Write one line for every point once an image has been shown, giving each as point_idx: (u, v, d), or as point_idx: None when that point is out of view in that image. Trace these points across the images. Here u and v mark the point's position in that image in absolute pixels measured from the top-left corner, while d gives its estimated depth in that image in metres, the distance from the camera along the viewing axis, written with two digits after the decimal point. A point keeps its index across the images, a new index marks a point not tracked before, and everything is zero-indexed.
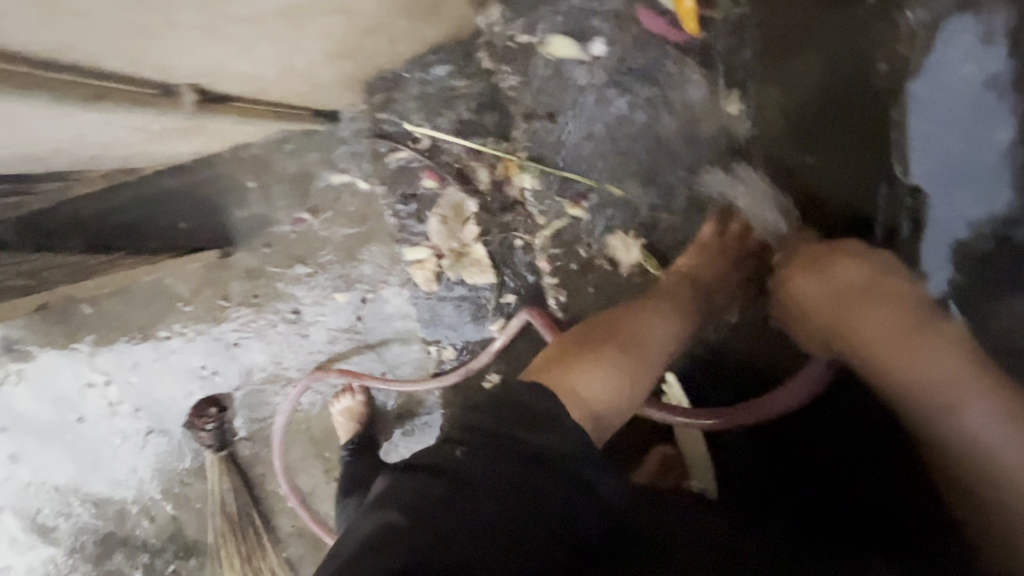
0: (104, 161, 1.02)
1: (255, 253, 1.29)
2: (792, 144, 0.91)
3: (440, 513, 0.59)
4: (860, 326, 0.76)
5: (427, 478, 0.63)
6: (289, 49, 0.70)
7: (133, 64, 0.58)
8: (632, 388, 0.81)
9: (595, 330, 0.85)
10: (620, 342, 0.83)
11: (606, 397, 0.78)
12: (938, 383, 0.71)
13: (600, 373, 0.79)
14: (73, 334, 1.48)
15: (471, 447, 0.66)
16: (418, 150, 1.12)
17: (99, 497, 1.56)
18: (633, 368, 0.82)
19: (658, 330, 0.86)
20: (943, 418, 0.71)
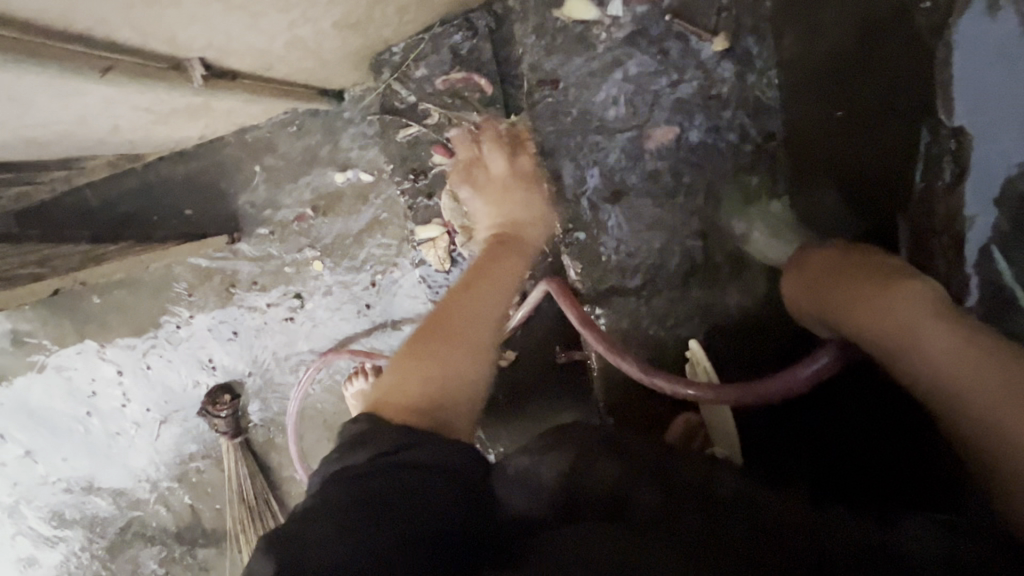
0: (108, 146, 1.01)
1: (262, 238, 1.29)
2: (820, 101, 0.89)
3: (311, 547, 0.52)
4: (827, 301, 0.72)
5: (303, 521, 0.55)
6: (299, 18, 0.69)
7: (143, 35, 0.57)
8: (452, 371, 0.78)
9: (422, 334, 0.81)
10: (447, 343, 0.79)
11: (424, 393, 0.75)
12: (896, 335, 0.63)
13: (411, 375, 0.77)
14: (81, 325, 1.47)
15: (332, 486, 0.60)
16: (427, 125, 1.10)
17: (115, 487, 1.57)
18: (433, 358, 0.78)
19: (471, 310, 0.83)
20: (919, 374, 0.62)
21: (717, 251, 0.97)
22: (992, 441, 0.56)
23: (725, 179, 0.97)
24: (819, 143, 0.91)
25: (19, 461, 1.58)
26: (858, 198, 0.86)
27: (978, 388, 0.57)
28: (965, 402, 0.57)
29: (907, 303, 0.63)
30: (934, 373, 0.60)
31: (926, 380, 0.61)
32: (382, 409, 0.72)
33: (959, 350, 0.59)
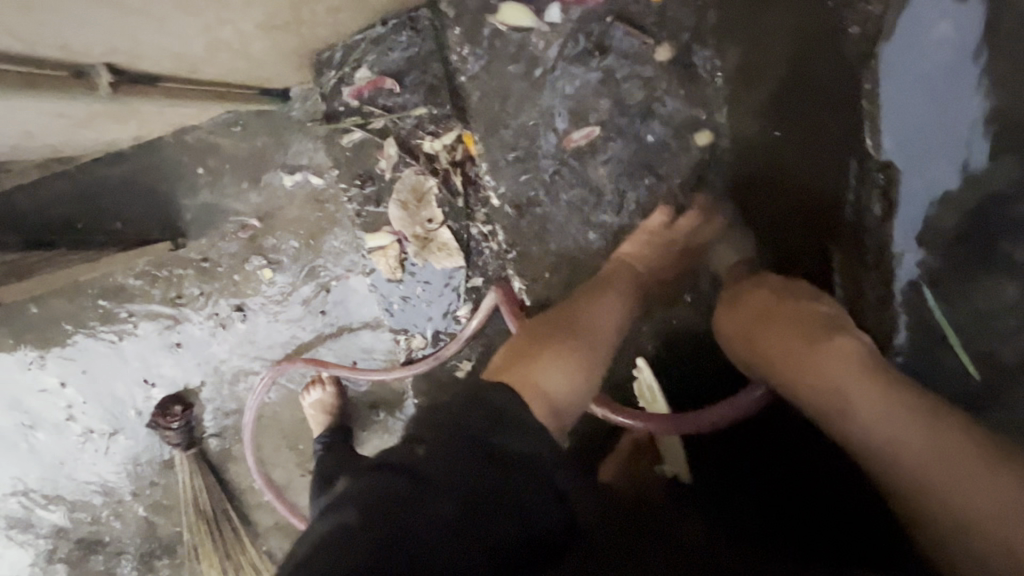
0: (29, 152, 0.94)
1: (208, 244, 1.23)
2: (762, 113, 0.89)
3: (393, 508, 0.55)
4: (764, 348, 0.75)
5: (397, 475, 0.59)
6: (214, 20, 0.64)
7: (28, 42, 0.52)
8: (589, 368, 0.81)
9: (547, 332, 0.82)
10: (551, 343, 0.80)
11: (559, 385, 0.77)
12: (835, 396, 0.67)
13: (559, 365, 0.78)
14: (20, 336, 1.40)
15: (429, 446, 0.63)
16: (373, 128, 1.06)
17: (65, 502, 1.51)
18: (595, 362, 0.81)
19: (608, 321, 0.84)
20: (852, 435, 0.65)
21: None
22: (920, 503, 0.61)
23: (678, 188, 0.94)
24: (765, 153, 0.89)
25: None
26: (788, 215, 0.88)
27: (910, 455, 0.61)
28: (896, 467, 0.62)
29: (844, 365, 0.67)
30: (869, 439, 0.64)
31: (861, 442, 0.65)
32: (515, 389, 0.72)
33: (885, 418, 0.63)
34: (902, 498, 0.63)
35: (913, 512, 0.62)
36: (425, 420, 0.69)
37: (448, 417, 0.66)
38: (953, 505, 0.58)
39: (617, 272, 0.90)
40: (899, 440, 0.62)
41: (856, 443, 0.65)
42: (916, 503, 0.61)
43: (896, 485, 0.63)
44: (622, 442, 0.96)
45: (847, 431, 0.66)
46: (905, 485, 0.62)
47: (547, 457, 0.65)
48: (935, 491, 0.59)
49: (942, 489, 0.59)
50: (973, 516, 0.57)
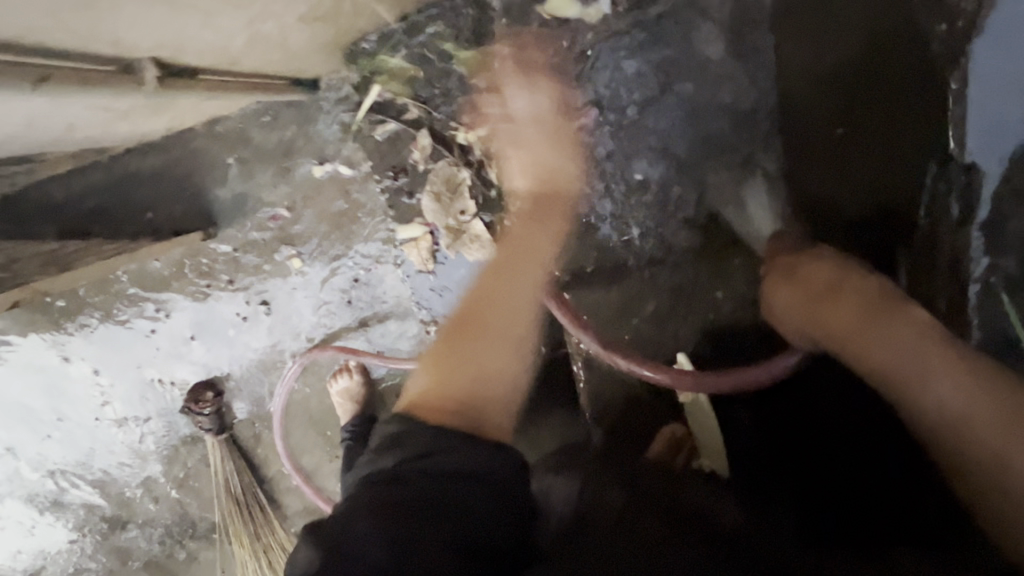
0: (65, 143, 0.95)
1: (239, 234, 1.24)
2: (824, 114, 0.89)
3: (356, 537, 0.57)
4: (823, 322, 0.72)
5: (349, 508, 0.61)
6: (258, 14, 0.63)
7: (85, 40, 0.52)
8: (509, 359, 0.78)
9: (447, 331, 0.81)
10: (477, 334, 0.79)
11: (470, 377, 0.76)
12: (905, 362, 0.63)
13: (452, 361, 0.77)
14: (54, 322, 1.43)
15: (381, 480, 0.64)
16: (406, 120, 1.05)
17: (100, 483, 1.56)
18: (519, 345, 0.80)
19: (513, 301, 0.82)
20: (918, 402, 0.61)
21: (702, 252, 0.96)
22: (990, 477, 0.55)
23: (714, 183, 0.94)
24: (825, 157, 0.89)
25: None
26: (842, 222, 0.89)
27: (982, 424, 0.56)
28: (966, 435, 0.57)
29: (910, 332, 0.64)
30: (941, 413, 0.59)
31: (929, 409, 0.60)
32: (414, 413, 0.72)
33: (955, 384, 0.59)
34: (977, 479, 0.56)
35: (982, 490, 0.56)
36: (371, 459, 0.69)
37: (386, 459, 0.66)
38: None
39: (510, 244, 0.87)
40: (969, 406, 0.57)
41: (924, 410, 0.61)
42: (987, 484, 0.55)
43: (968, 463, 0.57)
44: (661, 433, 0.99)
45: (913, 401, 0.62)
46: (977, 466, 0.56)
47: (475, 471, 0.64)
48: (1007, 466, 0.54)
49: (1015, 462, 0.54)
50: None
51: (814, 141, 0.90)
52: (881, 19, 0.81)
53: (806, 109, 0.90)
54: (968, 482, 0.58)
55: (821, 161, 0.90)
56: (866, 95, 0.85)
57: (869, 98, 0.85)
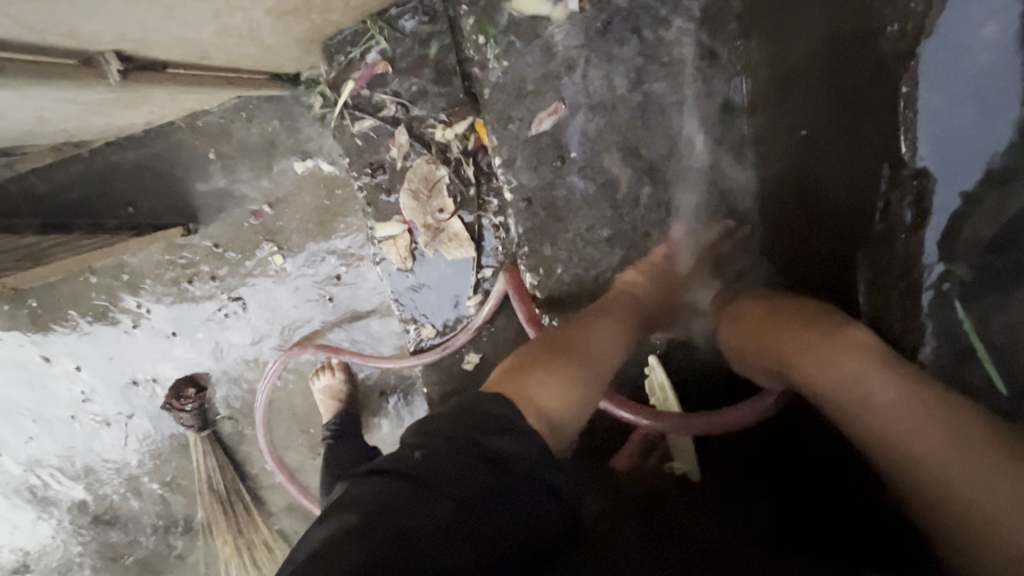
0: (39, 137, 0.94)
1: (220, 229, 1.23)
2: (790, 119, 0.86)
3: (397, 515, 0.54)
4: (769, 348, 0.71)
5: (396, 478, 0.57)
6: (223, 7, 0.63)
7: (39, 31, 0.51)
8: (593, 398, 0.76)
9: (551, 343, 0.79)
10: (575, 352, 0.77)
11: (563, 405, 0.72)
12: (846, 388, 0.62)
13: (556, 378, 0.73)
14: (35, 318, 1.42)
15: (432, 449, 0.60)
16: (383, 116, 1.03)
17: (84, 478, 1.56)
18: (592, 385, 0.76)
19: (604, 343, 0.81)
20: (863, 428, 0.61)
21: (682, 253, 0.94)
22: (936, 498, 0.58)
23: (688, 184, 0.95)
24: (787, 168, 0.88)
25: None
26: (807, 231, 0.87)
27: (926, 450, 0.57)
28: (911, 461, 0.58)
29: (846, 357, 0.62)
30: (891, 434, 0.59)
31: (874, 434, 0.61)
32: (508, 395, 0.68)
33: (896, 414, 0.59)
34: (936, 495, 0.57)
35: (928, 508, 0.59)
36: (423, 422, 0.65)
37: (444, 431, 0.62)
38: (970, 499, 0.55)
39: (618, 303, 0.88)
40: (913, 432, 0.58)
41: (870, 438, 0.61)
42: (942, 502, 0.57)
43: (927, 482, 0.58)
44: (634, 438, 0.99)
45: (865, 424, 0.61)
46: (931, 485, 0.57)
47: (546, 466, 0.62)
48: (947, 487, 0.57)
49: (956, 484, 0.56)
50: (991, 511, 0.54)
51: (779, 146, 0.89)
52: (848, 13, 0.73)
53: (781, 108, 0.87)
54: (914, 500, 0.60)
55: (784, 171, 0.89)
56: (824, 103, 0.80)
57: (834, 103, 0.78)
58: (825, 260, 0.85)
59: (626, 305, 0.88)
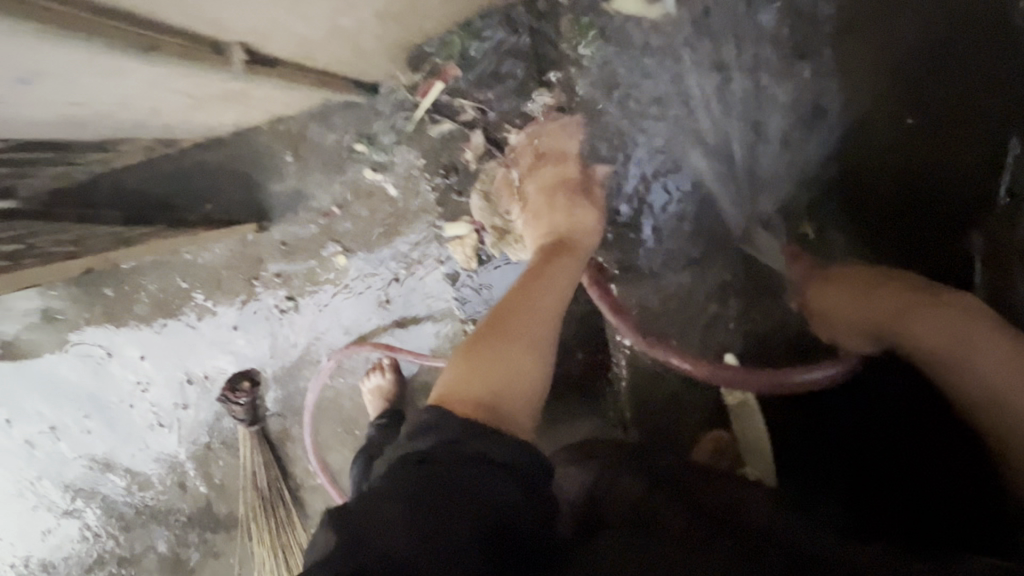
0: (143, 129, 1.01)
1: (290, 228, 1.29)
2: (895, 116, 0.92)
3: (363, 522, 0.54)
4: (872, 316, 0.75)
5: (362, 494, 0.58)
6: (341, 5, 0.68)
7: (192, 15, 0.56)
8: (530, 364, 0.77)
9: (486, 327, 0.81)
10: (506, 330, 0.79)
11: (498, 381, 0.73)
12: (954, 345, 0.66)
13: (477, 367, 0.75)
14: (107, 306, 1.49)
15: (393, 467, 0.62)
16: (461, 120, 1.09)
17: (134, 467, 1.60)
18: (523, 350, 0.78)
19: (535, 310, 0.81)
20: (970, 382, 0.65)
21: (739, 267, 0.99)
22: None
23: (756, 193, 0.97)
24: (883, 165, 0.93)
25: (45, 435, 1.62)
26: (909, 221, 0.92)
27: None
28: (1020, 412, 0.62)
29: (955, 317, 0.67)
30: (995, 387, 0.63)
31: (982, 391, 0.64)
32: (441, 404, 0.71)
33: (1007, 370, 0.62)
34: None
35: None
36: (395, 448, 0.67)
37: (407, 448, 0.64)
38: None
39: (541, 271, 0.86)
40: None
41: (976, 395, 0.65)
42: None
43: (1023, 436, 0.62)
44: (706, 439, 1.00)
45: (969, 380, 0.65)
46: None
47: (496, 442, 0.64)
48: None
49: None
50: None
51: (884, 134, 0.92)
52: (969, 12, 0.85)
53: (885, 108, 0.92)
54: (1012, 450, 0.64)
55: (877, 169, 0.94)
56: (939, 98, 0.89)
57: (949, 103, 0.88)
58: (930, 245, 0.91)
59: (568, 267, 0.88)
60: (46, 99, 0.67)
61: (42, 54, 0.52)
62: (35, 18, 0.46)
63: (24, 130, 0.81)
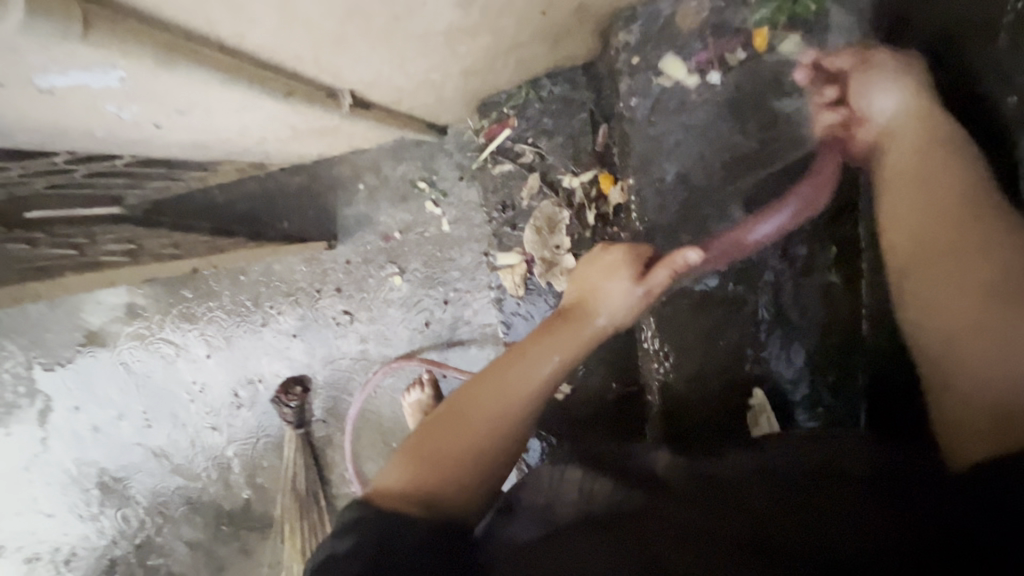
0: (243, 154, 1.16)
1: (355, 248, 1.43)
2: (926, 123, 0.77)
3: None
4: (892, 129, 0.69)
5: None
6: (436, 65, 0.79)
7: (322, 67, 0.68)
8: (491, 454, 0.64)
9: (442, 419, 0.66)
10: (465, 416, 0.65)
11: (451, 480, 0.61)
12: (944, 195, 0.62)
13: (420, 464, 0.62)
14: (183, 306, 1.65)
15: None
16: (520, 162, 1.14)
17: (185, 458, 1.72)
18: (479, 444, 0.63)
19: (504, 388, 0.68)
20: (926, 244, 0.62)
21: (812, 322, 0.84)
22: (945, 323, 0.58)
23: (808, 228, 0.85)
24: None
25: (111, 422, 1.76)
26: None
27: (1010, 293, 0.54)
28: (985, 300, 0.55)
29: (970, 183, 0.62)
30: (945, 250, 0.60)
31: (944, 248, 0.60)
32: (376, 502, 0.58)
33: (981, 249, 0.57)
34: (945, 326, 0.58)
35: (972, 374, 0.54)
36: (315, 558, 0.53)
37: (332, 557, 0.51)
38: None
39: (506, 360, 0.72)
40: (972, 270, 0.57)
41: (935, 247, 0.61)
42: (947, 323, 0.57)
43: (940, 290, 0.59)
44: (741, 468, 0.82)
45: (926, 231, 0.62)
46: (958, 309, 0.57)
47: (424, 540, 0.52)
48: (962, 329, 0.56)
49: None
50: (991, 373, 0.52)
51: None
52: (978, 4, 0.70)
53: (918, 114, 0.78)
54: (929, 313, 0.60)
55: None
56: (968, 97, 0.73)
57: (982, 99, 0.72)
58: None
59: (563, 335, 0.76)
60: (189, 125, 0.81)
61: (212, 93, 0.64)
62: (234, 73, 0.57)
63: (158, 150, 0.95)
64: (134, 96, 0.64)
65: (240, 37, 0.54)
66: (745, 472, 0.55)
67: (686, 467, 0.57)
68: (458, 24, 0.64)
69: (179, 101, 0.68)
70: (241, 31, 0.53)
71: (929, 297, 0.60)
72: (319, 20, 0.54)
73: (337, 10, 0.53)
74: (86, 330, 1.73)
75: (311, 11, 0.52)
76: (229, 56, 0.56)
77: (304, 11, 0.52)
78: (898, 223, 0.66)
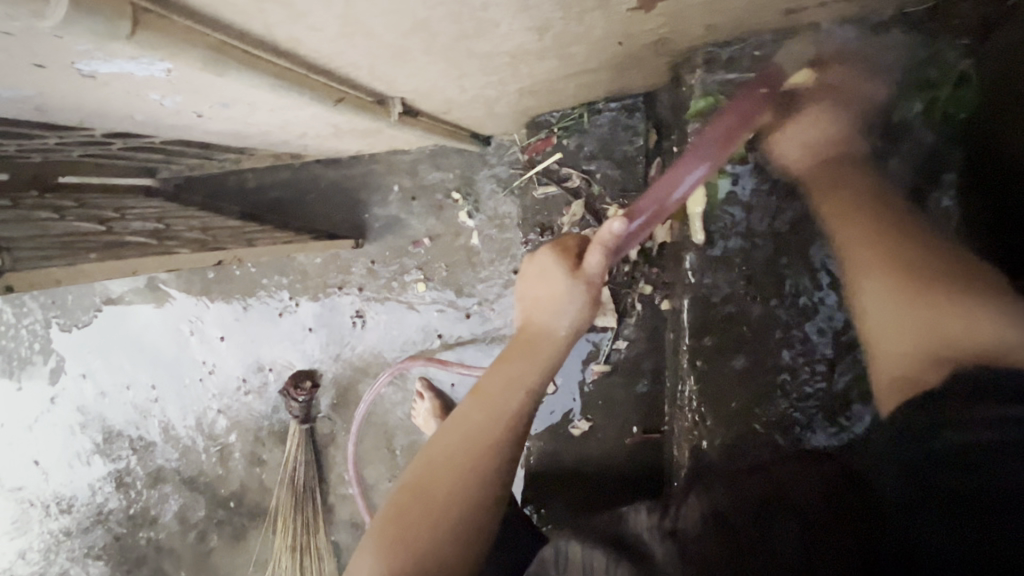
0: (280, 145, 1.13)
1: (382, 249, 1.40)
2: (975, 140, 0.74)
3: None
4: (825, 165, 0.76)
5: None
6: (495, 83, 0.75)
7: (376, 76, 0.64)
8: (459, 516, 0.69)
9: (410, 497, 0.71)
10: (431, 491, 0.71)
11: (425, 560, 0.67)
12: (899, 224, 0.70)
13: (394, 550, 0.68)
14: (204, 284, 1.63)
15: None
16: (566, 187, 1.08)
17: (187, 435, 1.71)
18: (443, 516, 0.69)
19: (455, 449, 0.73)
20: (899, 263, 0.66)
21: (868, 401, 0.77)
22: (936, 334, 0.59)
23: None
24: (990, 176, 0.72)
25: (120, 389, 1.75)
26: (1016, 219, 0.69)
27: (953, 280, 0.62)
28: (906, 286, 0.64)
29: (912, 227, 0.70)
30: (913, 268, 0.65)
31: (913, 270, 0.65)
32: None
33: (909, 261, 0.66)
34: (927, 338, 0.60)
35: (908, 355, 0.61)
36: None
37: None
38: (971, 334, 0.57)
39: (455, 424, 0.75)
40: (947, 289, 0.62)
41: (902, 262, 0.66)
42: (939, 328, 0.59)
43: (926, 299, 0.62)
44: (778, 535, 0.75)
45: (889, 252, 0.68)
46: (949, 317, 0.59)
47: None
48: (956, 337, 0.57)
49: (968, 326, 0.57)
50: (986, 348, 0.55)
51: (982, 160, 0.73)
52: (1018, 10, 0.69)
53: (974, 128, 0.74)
54: (906, 334, 0.63)
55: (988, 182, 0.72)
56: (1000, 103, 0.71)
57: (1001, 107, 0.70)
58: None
59: (508, 377, 0.77)
60: (229, 117, 0.78)
61: (259, 96, 0.61)
62: (284, 79, 0.54)
63: (195, 136, 0.92)
64: (177, 89, 0.61)
65: (298, 41, 0.50)
66: (702, 522, 0.57)
67: (659, 529, 0.59)
68: (527, 45, 0.59)
69: (223, 97, 0.65)
70: (300, 36, 0.49)
71: (913, 319, 0.62)
72: (384, 31, 0.50)
73: (403, 24, 0.49)
74: (106, 296, 1.72)
75: (378, 20, 0.48)
76: (281, 60, 0.52)
77: (370, 21, 0.48)
78: (868, 248, 0.69)
